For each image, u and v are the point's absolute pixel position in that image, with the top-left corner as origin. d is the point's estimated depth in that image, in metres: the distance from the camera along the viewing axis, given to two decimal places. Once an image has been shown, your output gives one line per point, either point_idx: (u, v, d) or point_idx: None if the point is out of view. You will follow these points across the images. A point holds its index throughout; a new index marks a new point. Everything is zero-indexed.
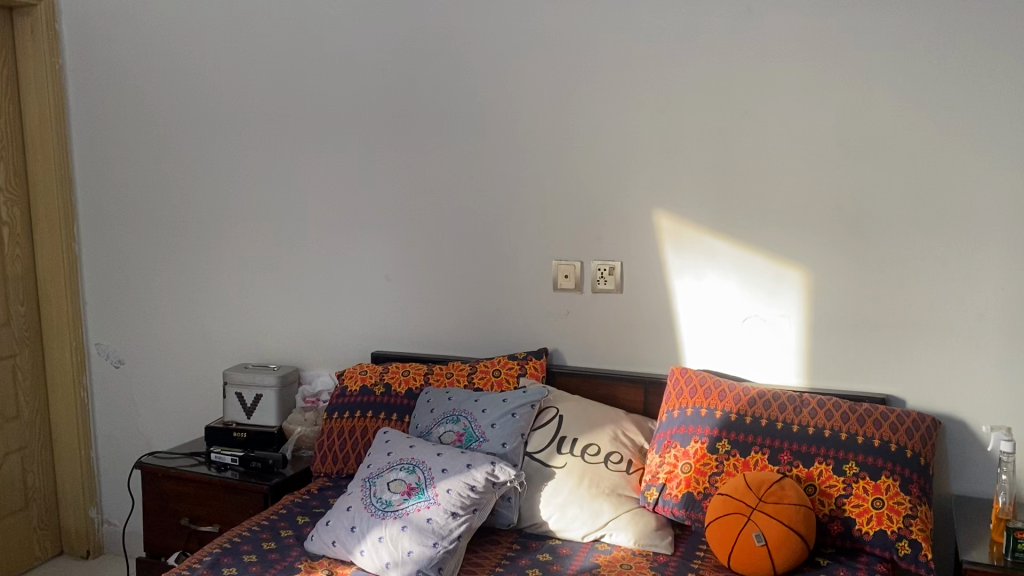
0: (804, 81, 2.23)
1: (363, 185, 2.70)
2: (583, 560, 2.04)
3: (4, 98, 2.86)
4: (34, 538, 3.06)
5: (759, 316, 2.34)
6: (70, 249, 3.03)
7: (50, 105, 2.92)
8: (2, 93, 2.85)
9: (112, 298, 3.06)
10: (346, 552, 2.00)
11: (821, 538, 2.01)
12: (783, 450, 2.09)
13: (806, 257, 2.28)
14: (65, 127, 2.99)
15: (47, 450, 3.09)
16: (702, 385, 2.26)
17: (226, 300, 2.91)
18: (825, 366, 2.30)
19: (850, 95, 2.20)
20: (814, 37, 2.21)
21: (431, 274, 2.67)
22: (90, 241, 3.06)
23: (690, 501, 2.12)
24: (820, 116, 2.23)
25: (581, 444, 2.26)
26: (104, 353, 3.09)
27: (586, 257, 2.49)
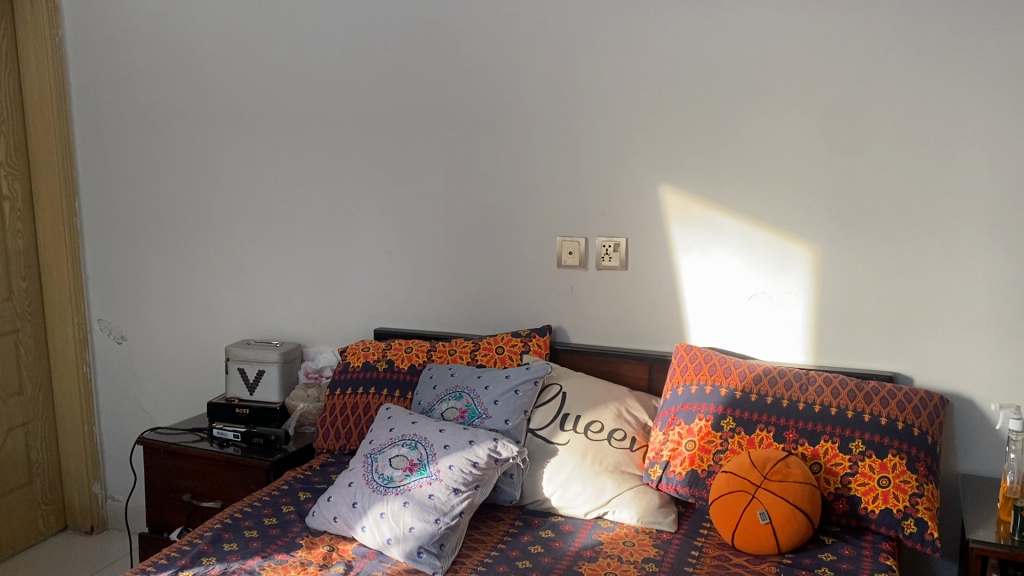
0: (814, 54, 2.19)
1: (366, 160, 2.67)
2: (586, 537, 2.03)
3: (4, 71, 2.83)
4: (38, 513, 3.07)
5: (766, 293, 2.31)
6: (72, 224, 3.01)
7: (50, 78, 2.89)
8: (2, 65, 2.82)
9: (115, 274, 3.04)
10: (348, 528, 2.00)
11: (825, 516, 1.99)
12: (789, 428, 2.07)
13: (813, 233, 2.25)
14: (65, 101, 2.97)
15: (50, 425, 3.09)
16: (707, 362, 2.24)
17: (229, 277, 2.90)
18: (832, 343, 2.28)
19: (861, 68, 2.16)
20: (825, 9, 2.17)
21: (435, 251, 2.64)
22: (92, 216, 3.04)
23: (694, 479, 2.10)
24: (828, 90, 2.19)
25: (585, 421, 2.25)
26: (107, 329, 3.09)
27: (590, 234, 2.47)
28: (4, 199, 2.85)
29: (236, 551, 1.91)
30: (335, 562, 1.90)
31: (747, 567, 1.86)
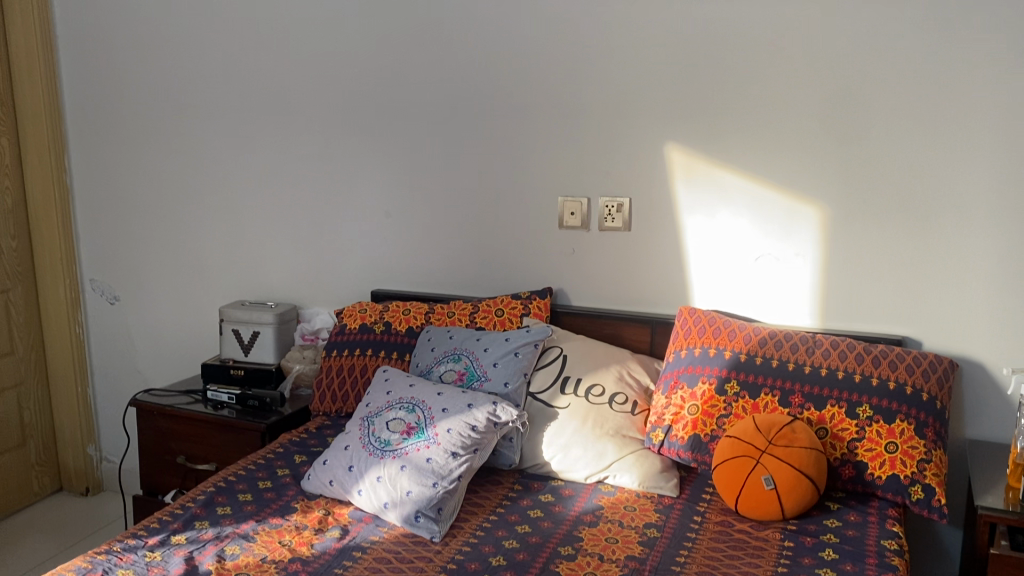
0: (827, 7, 2.11)
1: (362, 117, 2.59)
2: (586, 502, 2.00)
3: None
4: (33, 475, 3.04)
5: (772, 255, 2.26)
6: (62, 182, 2.94)
7: (37, 31, 2.80)
8: None
9: (106, 233, 2.98)
10: (344, 492, 1.96)
11: (831, 482, 1.96)
12: (794, 392, 2.02)
13: (823, 193, 2.19)
14: (53, 55, 2.88)
15: (43, 387, 3.05)
16: (711, 325, 2.19)
17: (223, 236, 2.84)
18: (840, 306, 2.23)
19: (876, 22, 2.08)
20: None
21: (433, 210, 2.58)
22: (83, 174, 2.97)
23: (697, 443, 2.06)
24: (841, 45, 2.11)
25: (586, 385, 2.20)
26: (100, 290, 3.03)
27: (593, 194, 2.40)
28: None
29: (230, 515, 1.87)
30: (331, 526, 1.87)
31: (751, 533, 1.83)
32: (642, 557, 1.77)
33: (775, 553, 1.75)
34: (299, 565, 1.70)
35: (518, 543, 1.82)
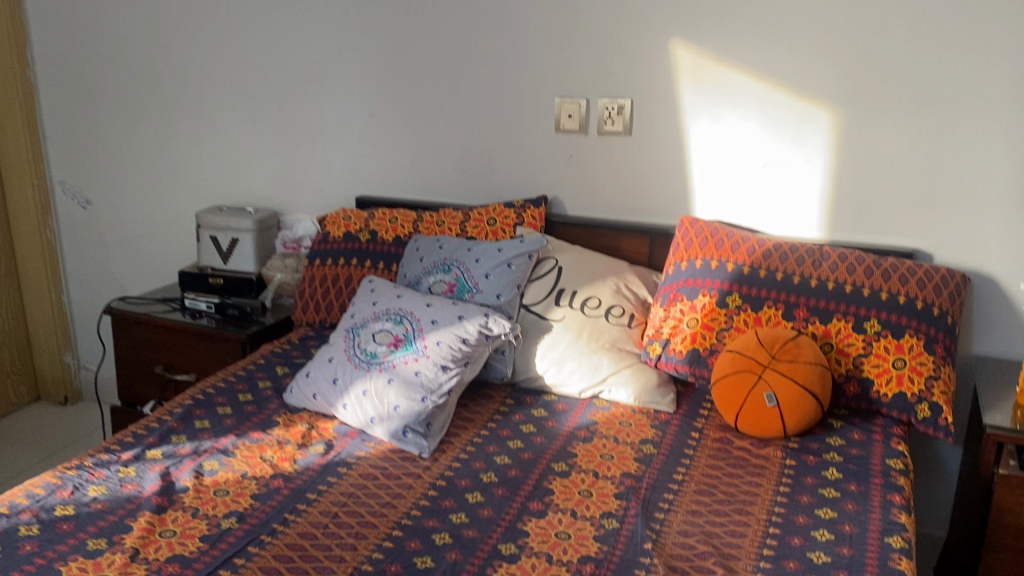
0: None
1: (346, 8, 2.42)
2: (580, 417, 1.93)
3: None
4: (8, 383, 2.95)
5: (781, 162, 2.14)
6: (26, 76, 2.76)
7: None
8: None
9: (75, 132, 2.82)
10: (328, 405, 1.88)
11: (834, 399, 1.89)
12: (799, 305, 1.94)
13: (837, 96, 2.06)
14: None
15: (15, 293, 2.94)
16: (712, 235, 2.08)
17: (199, 137, 2.68)
18: (849, 217, 2.12)
19: None
20: None
21: (421, 111, 2.43)
22: (47, 68, 2.79)
23: (695, 358, 1.98)
24: None
25: (581, 297, 2.11)
26: (71, 193, 2.89)
27: (593, 95, 2.26)
28: None
29: (208, 429, 1.79)
30: (315, 441, 1.79)
31: (751, 451, 1.77)
32: (638, 474, 1.70)
33: (776, 472, 1.69)
34: (282, 482, 1.63)
35: (510, 459, 1.76)
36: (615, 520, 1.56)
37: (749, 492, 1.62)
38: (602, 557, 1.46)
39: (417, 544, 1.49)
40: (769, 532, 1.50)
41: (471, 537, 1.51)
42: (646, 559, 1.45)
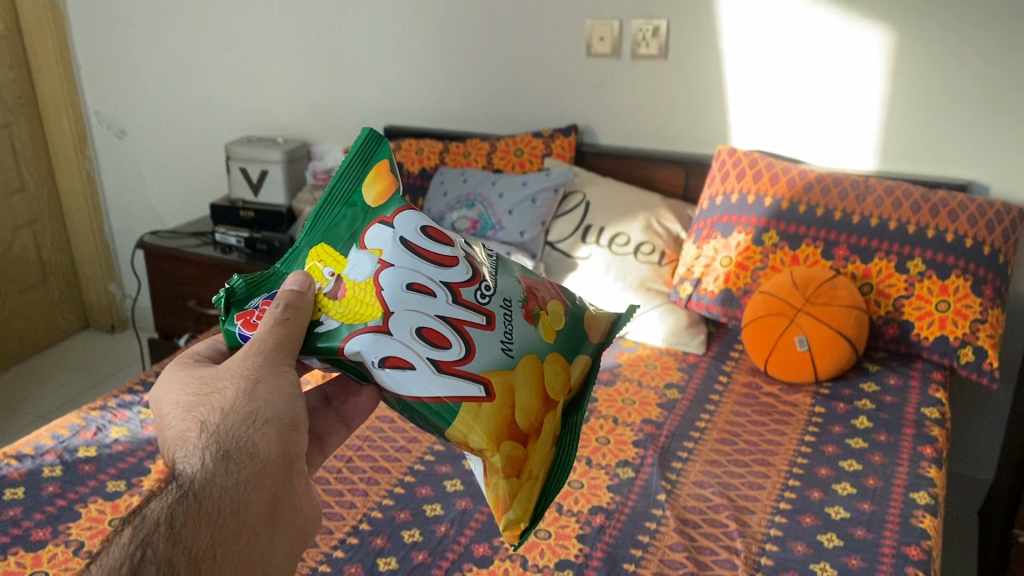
0: None
1: None
2: (604, 359, 1.86)
3: None
4: (57, 312, 3.00)
5: (829, 88, 1.98)
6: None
7: None
8: None
9: (110, 23, 2.68)
10: None
11: (871, 341, 1.82)
12: (839, 244, 1.83)
13: (892, 13, 1.87)
14: None
15: (58, 220, 2.95)
16: (752, 167, 1.95)
17: (231, 36, 2.53)
18: (901, 145, 1.97)
19: None
20: None
21: (431, 38, 2.31)
22: (79, 20, 2.73)
23: (728, 299, 1.90)
24: None
25: (610, 234, 2.03)
26: (106, 124, 2.84)
27: (625, 15, 2.09)
28: None
29: None
30: None
31: (779, 397, 1.70)
32: (658, 421, 1.64)
33: (803, 421, 1.62)
34: None
35: None
36: (630, 467, 1.51)
37: (772, 442, 1.56)
38: (613, 506, 1.41)
39: (428, 492, 1.46)
40: (788, 484, 1.45)
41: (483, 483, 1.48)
42: (659, 511, 1.40)
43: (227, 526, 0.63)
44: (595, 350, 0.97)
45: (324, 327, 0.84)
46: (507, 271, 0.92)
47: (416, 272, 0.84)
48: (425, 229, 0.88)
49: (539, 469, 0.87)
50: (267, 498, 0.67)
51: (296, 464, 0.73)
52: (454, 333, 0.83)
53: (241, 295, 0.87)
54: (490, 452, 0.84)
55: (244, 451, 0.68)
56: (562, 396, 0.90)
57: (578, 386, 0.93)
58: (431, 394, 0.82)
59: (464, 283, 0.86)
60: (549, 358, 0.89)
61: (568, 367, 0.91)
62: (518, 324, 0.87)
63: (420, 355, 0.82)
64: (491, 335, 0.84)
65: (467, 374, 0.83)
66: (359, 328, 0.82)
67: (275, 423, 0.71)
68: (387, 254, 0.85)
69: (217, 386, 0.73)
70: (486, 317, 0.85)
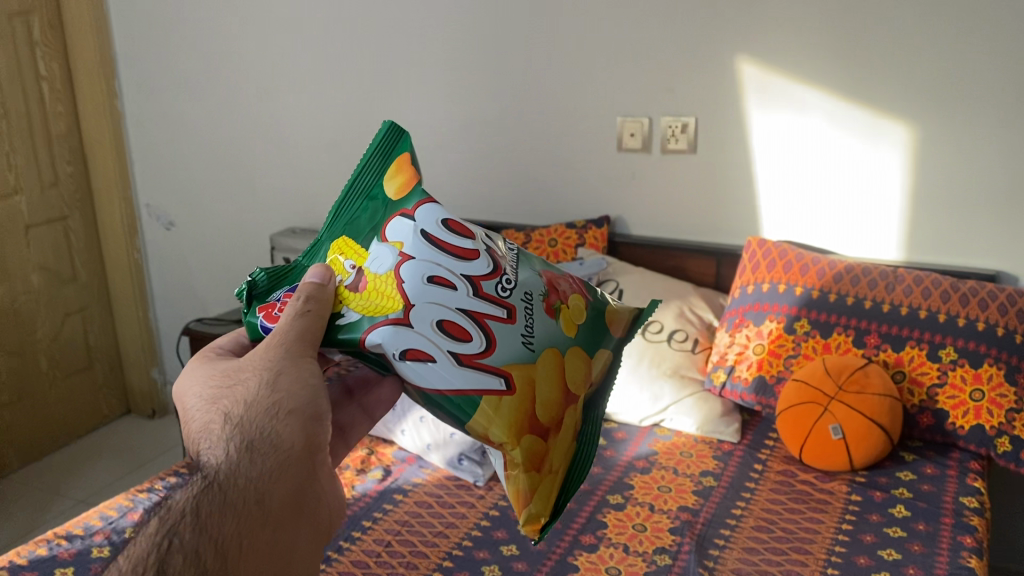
0: None
1: (407, 43, 2.40)
2: (639, 446, 1.88)
3: None
4: (100, 397, 3.07)
5: (855, 181, 2.03)
6: (109, 59, 2.80)
7: None
8: None
9: (163, 122, 2.83)
10: (387, 430, 1.90)
11: (907, 431, 1.82)
12: (870, 332, 1.86)
13: (915, 110, 1.93)
14: None
15: (106, 307, 3.05)
16: (782, 257, 2.00)
17: (278, 133, 2.65)
18: (929, 236, 2.01)
19: None
20: None
21: (468, 134, 2.41)
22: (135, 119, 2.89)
23: (762, 386, 1.93)
24: None
25: (643, 320, 2.08)
26: (155, 215, 2.96)
27: (655, 113, 2.18)
28: (41, 81, 2.68)
29: None
30: (373, 466, 1.83)
31: (815, 485, 1.70)
32: (695, 508, 1.65)
33: (839, 509, 1.62)
34: None
35: None
36: (667, 555, 1.51)
37: (809, 530, 1.56)
38: None
39: None
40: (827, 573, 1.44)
41: (520, 569, 1.49)
42: None
43: (252, 516, 0.63)
44: (613, 343, 1.06)
45: (346, 318, 0.92)
46: (527, 266, 1.02)
47: (438, 266, 0.94)
48: (445, 224, 0.99)
49: (561, 464, 0.95)
50: (291, 487, 0.67)
51: (322, 453, 0.73)
52: (475, 325, 0.92)
53: (263, 287, 0.98)
54: (510, 446, 0.92)
55: (266, 441, 0.68)
56: (583, 390, 0.99)
57: (597, 379, 1.02)
58: (452, 385, 0.91)
59: (482, 276, 0.95)
60: (569, 351, 0.98)
61: (587, 360, 1.00)
62: (538, 318, 0.97)
63: (442, 348, 0.91)
64: (512, 328, 0.94)
65: (489, 368, 0.92)
66: (385, 319, 0.91)
67: (298, 413, 0.72)
68: (408, 247, 0.95)
69: (238, 378, 0.74)
70: (506, 310, 0.94)
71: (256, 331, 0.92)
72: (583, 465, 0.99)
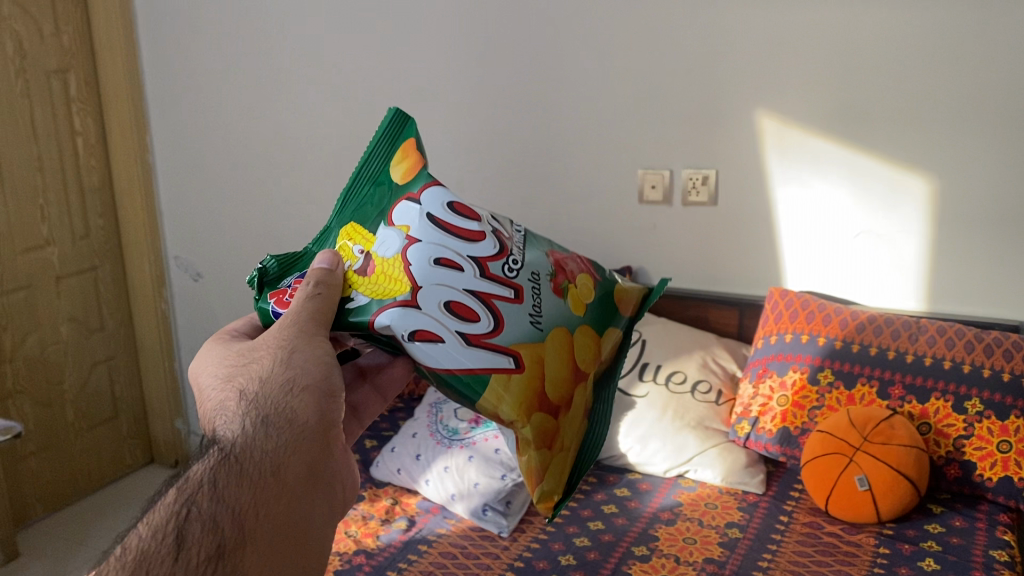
0: None
1: (432, 99, 2.46)
2: (664, 497, 1.88)
3: (81, 56, 2.76)
4: (125, 446, 3.10)
5: (876, 232, 2.05)
6: (141, 115, 2.88)
7: (120, 43, 2.78)
8: (79, 50, 2.75)
9: (193, 175, 2.89)
10: (411, 480, 1.91)
11: (934, 483, 1.81)
12: (894, 382, 1.86)
13: (935, 163, 1.95)
14: (134, 47, 2.84)
15: (133, 357, 3.09)
16: (804, 308, 2.01)
17: (303, 186, 2.71)
18: (951, 287, 2.01)
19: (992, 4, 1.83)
20: None
21: (491, 187, 2.45)
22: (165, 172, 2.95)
23: (786, 437, 1.93)
24: (952, 32, 1.87)
25: (666, 371, 2.08)
26: (183, 266, 3.01)
27: (676, 165, 2.21)
28: (77, 135, 2.76)
29: None
30: (398, 516, 1.83)
31: (842, 537, 1.69)
32: (721, 560, 1.63)
33: (867, 561, 1.60)
34: (363, 558, 1.67)
35: (590, 541, 1.70)
36: None
37: None
38: None
39: None
40: None
41: None
42: None
43: (270, 484, 0.67)
44: (620, 322, 1.08)
45: (354, 302, 0.92)
46: (534, 246, 1.02)
47: (444, 248, 0.94)
48: (450, 205, 0.99)
49: (572, 442, 0.96)
50: (306, 459, 0.71)
51: (335, 429, 0.77)
52: (482, 306, 0.92)
53: (274, 274, 0.98)
54: (520, 424, 0.92)
55: (281, 416, 0.73)
56: (592, 368, 1.00)
57: (606, 359, 1.04)
58: (463, 365, 0.91)
59: (487, 257, 0.95)
60: (579, 331, 0.99)
61: (596, 339, 1.02)
62: (546, 297, 0.97)
63: (450, 329, 0.91)
64: (519, 307, 0.94)
65: (498, 348, 0.92)
66: (393, 301, 0.91)
67: (313, 389, 0.76)
68: (414, 230, 0.96)
69: (254, 359, 0.79)
70: (514, 290, 0.95)
71: (269, 314, 0.94)
72: (593, 444, 1.00)
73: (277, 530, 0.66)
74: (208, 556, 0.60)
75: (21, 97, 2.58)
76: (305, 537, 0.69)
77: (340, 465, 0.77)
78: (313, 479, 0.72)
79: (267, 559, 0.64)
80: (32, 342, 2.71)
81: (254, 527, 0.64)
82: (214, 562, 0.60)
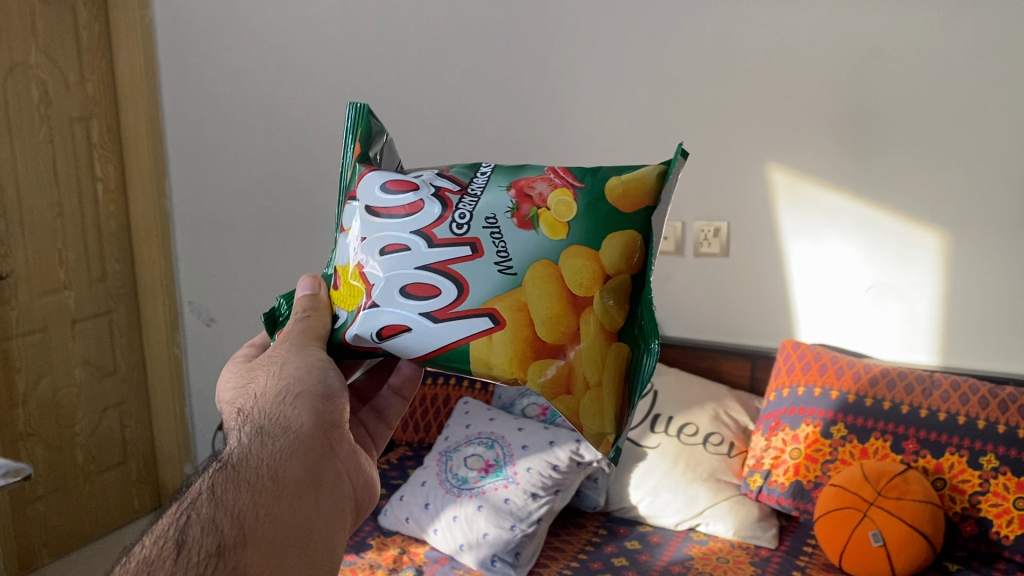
0: (948, 39, 1.89)
1: (445, 149, 2.49)
2: (675, 551, 1.85)
3: (103, 104, 2.82)
4: (134, 491, 3.09)
5: (889, 285, 2.05)
6: (161, 162, 2.93)
7: (143, 92, 2.86)
8: (100, 99, 2.81)
9: (208, 222, 2.93)
10: (419, 530, 1.89)
11: (950, 540, 1.78)
12: (908, 437, 1.84)
13: (947, 219, 1.96)
14: (156, 97, 2.90)
15: (144, 403, 3.10)
16: (816, 360, 2.01)
17: (317, 234, 2.73)
18: (965, 342, 2.00)
19: (1002, 64, 1.85)
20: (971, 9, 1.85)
21: None
22: (182, 220, 2.98)
23: (799, 491, 1.91)
24: (961, 91, 1.90)
25: (678, 423, 2.07)
26: (196, 312, 3.03)
27: (688, 217, 2.23)
28: (96, 181, 2.81)
29: None
30: (405, 566, 1.81)
31: None
32: None
33: None
34: None
35: None
36: None
37: None
38: None
39: None
40: None
41: None
42: None
43: (269, 486, 0.72)
44: (636, 219, 0.96)
45: (338, 320, 1.00)
46: (495, 183, 1.01)
47: (389, 234, 0.98)
48: (385, 185, 1.02)
49: (599, 376, 0.94)
50: (302, 464, 0.76)
51: (333, 433, 0.82)
52: (440, 275, 0.95)
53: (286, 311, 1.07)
54: (521, 378, 0.94)
55: (276, 428, 0.78)
56: (597, 288, 0.94)
57: (624, 266, 0.95)
58: (442, 340, 0.95)
59: (435, 224, 0.97)
60: (565, 255, 0.95)
61: (596, 255, 0.95)
62: (508, 237, 0.96)
63: (415, 311, 0.95)
64: (481, 262, 0.95)
65: (469, 313, 0.94)
66: (361, 304, 0.97)
67: (304, 396, 0.83)
68: (359, 230, 1.01)
69: (254, 381, 0.85)
70: (471, 246, 0.96)
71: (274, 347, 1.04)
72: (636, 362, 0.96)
73: (281, 523, 0.70)
74: (210, 553, 0.63)
75: (45, 143, 2.62)
76: (315, 527, 0.73)
77: (343, 462, 0.82)
78: (313, 480, 0.76)
79: (275, 549, 0.68)
80: (45, 385, 2.72)
81: (257, 520, 0.68)
82: (218, 554, 0.64)
